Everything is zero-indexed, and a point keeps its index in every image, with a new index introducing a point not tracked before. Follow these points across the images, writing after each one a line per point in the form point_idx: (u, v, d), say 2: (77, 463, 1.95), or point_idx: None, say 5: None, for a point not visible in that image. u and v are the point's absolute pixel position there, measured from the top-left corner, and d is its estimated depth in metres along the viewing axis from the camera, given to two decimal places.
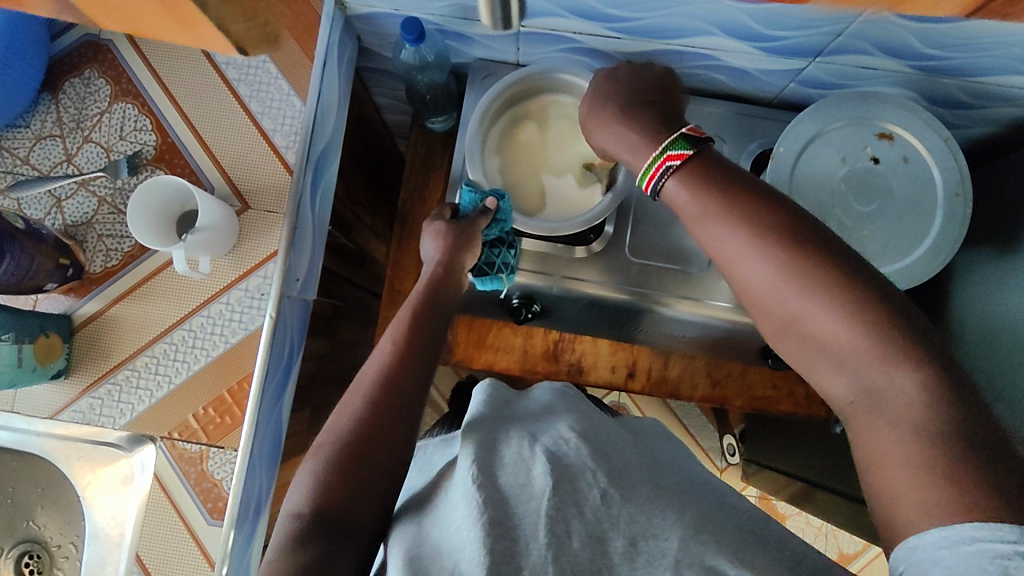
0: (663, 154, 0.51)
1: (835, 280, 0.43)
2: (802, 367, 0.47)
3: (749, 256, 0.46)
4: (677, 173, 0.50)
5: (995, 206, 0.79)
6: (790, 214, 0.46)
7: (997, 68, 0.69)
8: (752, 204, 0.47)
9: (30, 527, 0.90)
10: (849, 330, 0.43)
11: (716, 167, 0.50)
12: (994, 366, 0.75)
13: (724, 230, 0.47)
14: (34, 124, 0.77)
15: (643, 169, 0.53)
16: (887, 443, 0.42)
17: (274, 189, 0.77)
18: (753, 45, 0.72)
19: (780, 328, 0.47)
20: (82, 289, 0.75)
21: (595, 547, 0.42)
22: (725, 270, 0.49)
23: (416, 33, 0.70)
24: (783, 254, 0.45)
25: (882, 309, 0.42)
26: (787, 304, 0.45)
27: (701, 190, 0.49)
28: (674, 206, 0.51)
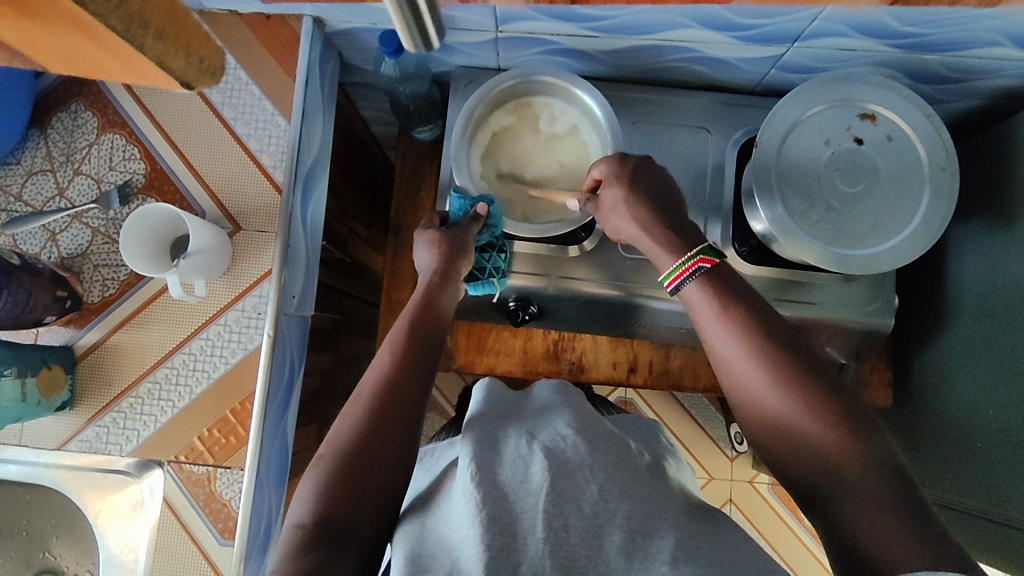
0: (696, 256, 0.59)
1: (812, 384, 0.51)
2: (773, 453, 0.53)
3: (742, 355, 0.54)
4: (701, 276, 0.59)
5: (984, 178, 0.79)
6: (780, 329, 0.55)
7: (977, 41, 0.68)
8: (750, 315, 0.55)
9: (47, 557, 0.91)
10: (820, 426, 0.49)
11: (729, 277, 0.59)
12: (993, 334, 0.75)
13: (726, 334, 0.55)
14: (24, 160, 0.78)
15: (669, 269, 0.61)
16: (856, 514, 0.46)
17: (265, 209, 0.77)
18: (731, 35, 0.72)
19: (760, 424, 0.53)
20: (81, 319, 0.76)
21: (591, 542, 0.42)
22: (721, 371, 0.56)
23: (394, 46, 0.70)
24: (775, 363, 0.52)
25: (847, 414, 0.49)
26: (770, 404, 0.52)
27: (718, 297, 0.57)
28: (692, 306, 0.59)
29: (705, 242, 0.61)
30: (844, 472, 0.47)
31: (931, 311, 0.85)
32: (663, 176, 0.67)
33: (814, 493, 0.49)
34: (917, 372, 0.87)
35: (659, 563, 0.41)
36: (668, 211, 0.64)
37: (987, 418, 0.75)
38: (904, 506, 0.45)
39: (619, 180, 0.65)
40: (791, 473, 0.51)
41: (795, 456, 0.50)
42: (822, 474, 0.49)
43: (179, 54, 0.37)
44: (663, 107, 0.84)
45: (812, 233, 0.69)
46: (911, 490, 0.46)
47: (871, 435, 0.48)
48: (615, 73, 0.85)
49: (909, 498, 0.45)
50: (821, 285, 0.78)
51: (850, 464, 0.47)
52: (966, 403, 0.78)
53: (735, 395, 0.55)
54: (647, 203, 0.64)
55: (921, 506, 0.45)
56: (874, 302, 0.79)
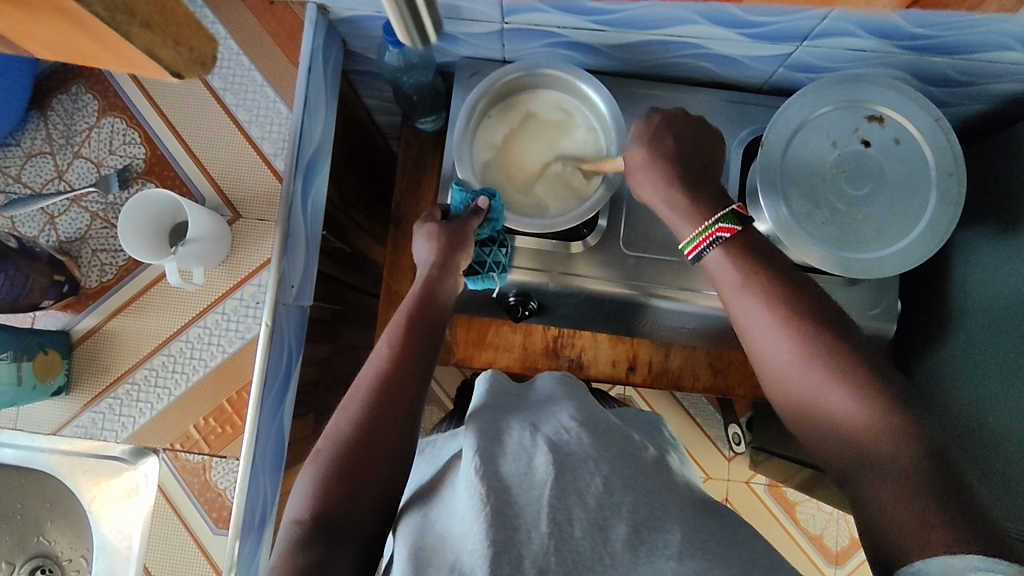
0: (714, 225, 0.59)
1: (842, 356, 0.50)
2: (796, 420, 0.53)
3: (765, 322, 0.54)
4: (724, 244, 0.58)
5: (991, 183, 0.78)
6: (809, 301, 0.54)
7: (989, 44, 0.68)
8: (777, 286, 0.55)
9: (41, 542, 0.90)
10: (848, 397, 0.49)
11: (758, 248, 0.58)
12: (998, 339, 0.74)
13: (749, 302, 0.55)
14: (24, 142, 0.77)
15: (689, 237, 0.61)
16: (881, 491, 0.46)
17: (264, 197, 0.77)
18: (738, 32, 0.71)
19: (786, 396, 0.53)
20: (79, 304, 0.76)
21: (597, 535, 0.41)
22: (747, 344, 0.56)
23: (398, 36, 0.70)
24: (800, 333, 0.52)
25: (879, 385, 0.49)
26: (795, 374, 0.52)
27: (742, 264, 0.57)
28: (714, 273, 0.59)
29: (729, 208, 0.61)
30: (873, 445, 0.47)
31: (933, 315, 0.84)
32: (687, 136, 0.65)
33: (840, 466, 0.49)
34: (919, 376, 0.87)
35: (666, 558, 0.41)
36: (693, 176, 0.63)
37: (990, 424, 0.74)
38: (935, 479, 0.44)
39: (642, 142, 0.64)
40: (816, 444, 0.51)
41: (822, 429, 0.51)
42: (846, 445, 0.49)
43: (167, 43, 0.39)
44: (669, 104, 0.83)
45: (816, 235, 0.68)
46: (946, 464, 0.45)
47: (905, 408, 0.48)
48: (621, 68, 0.84)
49: (939, 472, 0.44)
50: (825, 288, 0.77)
51: (876, 435, 0.47)
52: (970, 408, 0.78)
53: (758, 364, 0.55)
54: (671, 163, 0.63)
55: (953, 479, 0.44)
56: (877, 306, 0.79)
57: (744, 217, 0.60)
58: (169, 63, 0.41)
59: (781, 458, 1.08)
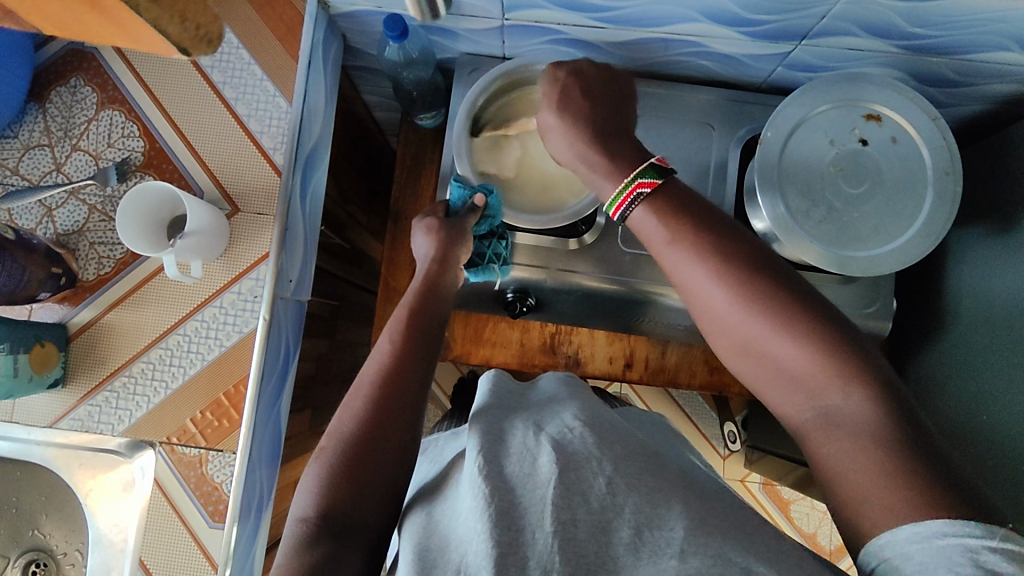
0: (634, 181, 0.54)
1: (786, 303, 0.48)
2: (752, 374, 0.52)
3: (702, 276, 0.51)
4: (647, 201, 0.53)
5: (988, 183, 0.79)
6: (749, 248, 0.51)
7: (986, 45, 0.68)
8: (714, 236, 0.51)
9: (36, 535, 0.90)
10: (798, 348, 0.47)
11: (685, 197, 0.54)
12: (991, 339, 0.75)
13: (684, 257, 0.51)
14: (22, 134, 0.77)
15: (611, 197, 0.56)
16: (845, 454, 0.45)
17: (264, 191, 0.77)
18: (738, 30, 0.72)
19: (735, 351, 0.51)
20: (76, 297, 0.75)
21: (601, 537, 0.42)
22: (689, 297, 0.53)
23: (398, 30, 0.70)
24: (743, 285, 0.49)
25: (828, 330, 0.47)
26: (744, 329, 0.50)
27: (671, 218, 0.52)
28: (641, 231, 0.55)
29: (647, 161, 0.55)
30: (830, 395, 0.47)
31: (928, 315, 0.85)
32: (604, 88, 0.61)
33: (799, 417, 0.49)
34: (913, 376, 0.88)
35: (668, 557, 0.41)
36: (612, 131, 0.58)
37: (984, 424, 0.75)
38: (899, 435, 0.44)
39: (551, 105, 0.60)
40: (776, 399, 0.51)
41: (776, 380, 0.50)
42: (807, 400, 0.48)
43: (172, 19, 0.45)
44: (668, 102, 0.83)
45: (814, 234, 0.69)
46: (907, 415, 0.45)
47: (856, 352, 0.47)
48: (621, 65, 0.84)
49: (900, 426, 0.44)
50: (822, 287, 0.78)
51: (833, 388, 0.46)
52: (964, 407, 0.78)
53: (705, 320, 0.53)
54: (584, 123, 0.58)
55: (916, 433, 0.44)
56: (873, 304, 0.79)
57: (664, 169, 0.54)
58: (175, 39, 0.47)
59: (776, 456, 1.08)
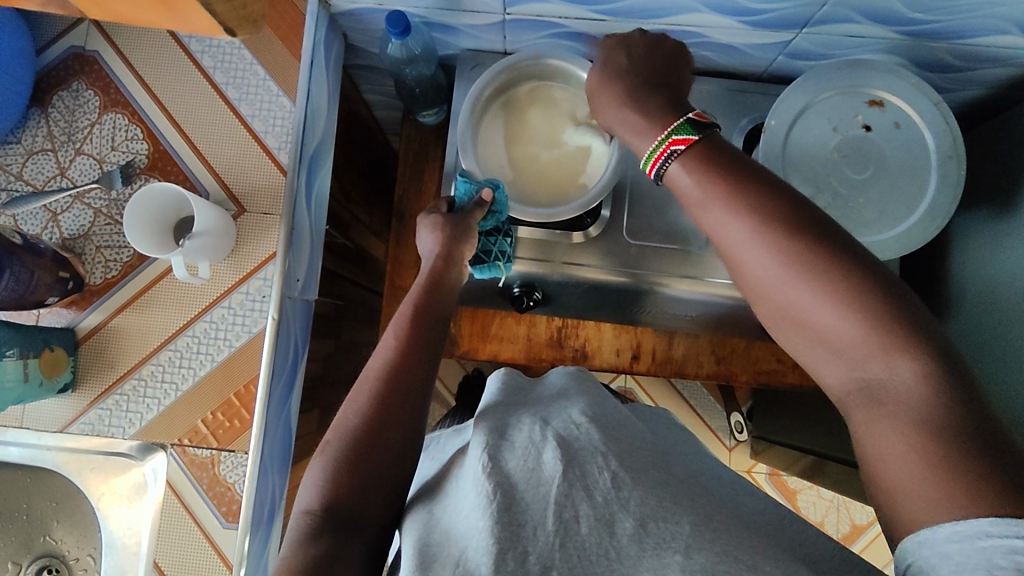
0: (668, 138, 0.51)
1: (832, 263, 0.44)
2: (793, 345, 0.48)
3: (744, 238, 0.47)
4: (682, 157, 0.50)
5: (989, 167, 0.79)
6: (791, 203, 0.46)
7: (984, 28, 0.69)
8: (757, 192, 0.47)
9: (47, 541, 0.90)
10: (840, 315, 0.43)
11: (723, 152, 0.50)
12: (996, 321, 0.76)
13: (724, 215, 0.48)
14: (25, 139, 0.76)
15: (648, 152, 0.53)
16: (888, 433, 0.42)
17: (269, 192, 0.77)
18: (739, 20, 0.72)
19: (774, 318, 0.48)
20: (83, 301, 0.75)
21: (603, 530, 0.41)
22: (725, 257, 0.49)
23: (400, 27, 0.70)
24: (788, 247, 0.45)
25: (878, 293, 0.43)
26: (786, 296, 0.46)
27: (708, 175, 0.49)
28: (678, 189, 0.51)
29: (684, 116, 0.52)
30: (875, 367, 0.43)
31: (933, 299, 0.85)
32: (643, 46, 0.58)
33: (838, 389, 0.46)
34: None
35: (672, 552, 0.40)
36: (646, 85, 0.56)
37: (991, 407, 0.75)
38: (948, 412, 0.40)
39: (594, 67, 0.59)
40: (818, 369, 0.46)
41: (812, 349, 0.46)
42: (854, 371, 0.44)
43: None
44: None
45: None
46: (960, 389, 0.40)
47: (907, 317, 0.42)
48: None
49: (951, 402, 0.40)
50: None
51: (880, 357, 0.42)
52: None
53: (746, 286, 0.49)
54: (625, 80, 0.56)
55: (968, 408, 0.40)
56: None
57: (702, 124, 0.51)
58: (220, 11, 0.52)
59: (782, 445, 1.09)
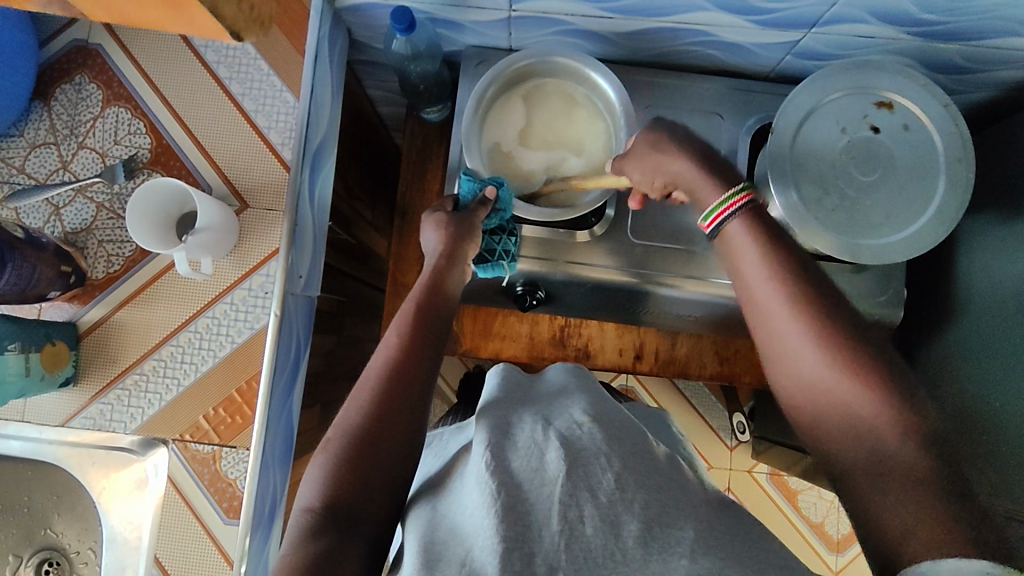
0: (737, 192, 0.56)
1: (858, 345, 0.49)
2: (803, 411, 0.51)
3: (779, 306, 0.51)
4: (745, 220, 0.55)
5: (997, 170, 0.79)
6: (823, 286, 0.52)
7: (995, 30, 0.68)
8: (800, 269, 0.52)
9: (48, 534, 0.90)
10: (862, 386, 0.48)
11: (776, 227, 0.55)
12: (1000, 327, 0.75)
13: (768, 283, 0.52)
14: (28, 132, 0.76)
15: (709, 207, 0.57)
16: (892, 494, 0.45)
17: (272, 187, 0.76)
18: (747, 19, 0.71)
19: (794, 381, 0.51)
20: (85, 296, 0.75)
21: (608, 532, 0.41)
22: (756, 317, 0.53)
23: (406, 23, 0.69)
24: (821, 321, 0.49)
25: (893, 378, 0.48)
26: (809, 364, 0.50)
27: (763, 245, 0.54)
28: (731, 248, 0.56)
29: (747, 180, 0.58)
30: (884, 439, 0.46)
31: (938, 302, 0.85)
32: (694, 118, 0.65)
33: (839, 455, 0.48)
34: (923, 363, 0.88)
35: (677, 556, 0.40)
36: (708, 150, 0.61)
37: (994, 412, 0.75)
38: (942, 484, 0.44)
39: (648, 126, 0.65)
40: (823, 438, 0.49)
41: (827, 413, 0.49)
42: (862, 441, 0.47)
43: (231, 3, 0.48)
44: (676, 92, 0.83)
45: (826, 222, 0.68)
46: (949, 467, 0.45)
47: (915, 405, 0.47)
48: (629, 56, 0.84)
49: (944, 476, 0.45)
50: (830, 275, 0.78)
51: (888, 430, 0.46)
52: (976, 396, 0.78)
53: (771, 351, 0.52)
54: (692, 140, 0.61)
55: (957, 482, 0.45)
56: (882, 293, 0.79)
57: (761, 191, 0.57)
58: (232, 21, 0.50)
59: (784, 446, 1.09)
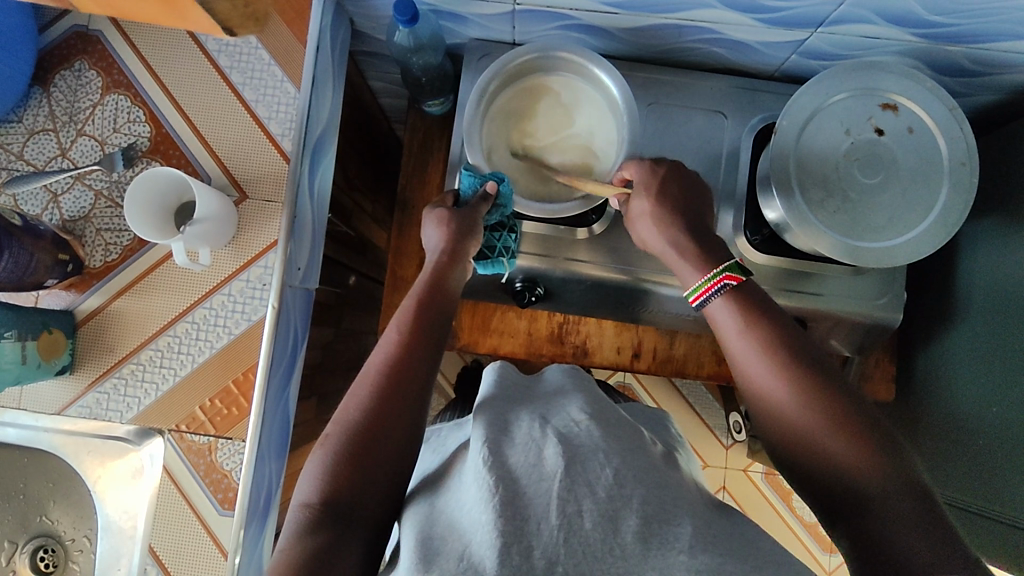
0: (722, 273, 0.60)
1: (837, 400, 0.51)
2: (793, 467, 0.52)
3: (763, 368, 0.54)
4: (727, 291, 0.59)
5: (1001, 174, 0.78)
6: (803, 346, 0.54)
7: (1004, 33, 0.67)
8: (781, 333, 0.55)
9: (44, 521, 0.90)
10: (842, 440, 0.49)
11: (759, 295, 0.59)
12: (1000, 330, 0.75)
13: (750, 348, 0.55)
14: (26, 118, 0.76)
15: (695, 284, 0.61)
16: (884, 532, 0.45)
17: (271, 178, 0.76)
18: (753, 17, 0.70)
19: (780, 438, 0.53)
20: (83, 284, 0.75)
21: (607, 526, 0.40)
22: (744, 385, 0.56)
23: (409, 15, 0.68)
24: (799, 379, 0.52)
25: (873, 432, 0.49)
26: (793, 421, 0.52)
27: (743, 311, 0.57)
28: (715, 319, 0.59)
29: (733, 258, 0.61)
30: (866, 492, 0.47)
31: (939, 306, 0.85)
32: (688, 182, 0.68)
33: (829, 503, 0.49)
34: (921, 366, 0.88)
35: (676, 552, 0.40)
36: (695, 224, 0.65)
37: (993, 416, 0.75)
38: (931, 523, 0.45)
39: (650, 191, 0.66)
40: (814, 490, 0.51)
41: (816, 471, 0.50)
42: (848, 491, 0.48)
43: None
44: (680, 90, 0.82)
45: (827, 224, 0.68)
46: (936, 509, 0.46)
47: (895, 456, 0.48)
48: (633, 52, 0.83)
49: (930, 516, 0.46)
50: (830, 276, 0.78)
51: (874, 477, 0.47)
52: (974, 400, 0.78)
53: (758, 412, 0.55)
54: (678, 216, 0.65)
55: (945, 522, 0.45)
56: (882, 296, 0.79)
57: (747, 269, 0.61)
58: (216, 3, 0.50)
59: None
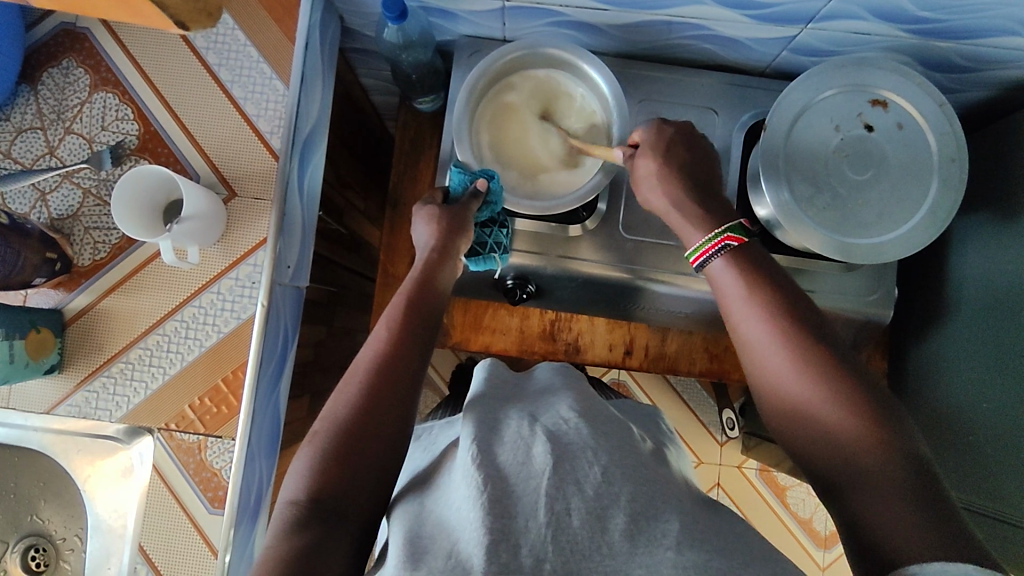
0: (723, 233, 0.60)
1: (833, 367, 0.51)
2: (787, 430, 0.53)
3: (762, 332, 0.54)
4: (728, 253, 0.59)
5: (992, 170, 0.78)
6: (807, 315, 0.55)
7: (993, 29, 0.67)
8: (779, 300, 0.55)
9: (35, 521, 0.90)
10: (837, 407, 0.50)
11: (761, 263, 0.58)
12: (997, 331, 0.74)
13: (750, 313, 0.55)
14: (14, 116, 0.75)
15: (696, 244, 0.61)
16: (874, 504, 0.46)
17: (260, 176, 0.76)
18: (743, 13, 0.70)
19: (776, 400, 0.54)
20: (71, 283, 0.75)
21: (595, 525, 0.40)
22: (744, 351, 0.56)
23: (397, 11, 0.68)
24: (798, 344, 0.52)
25: (869, 400, 0.49)
26: (790, 385, 0.52)
27: (745, 275, 0.57)
28: (717, 282, 0.60)
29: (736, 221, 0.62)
30: (855, 457, 0.48)
31: (930, 303, 0.85)
32: (695, 150, 0.67)
33: (819, 467, 0.51)
34: (914, 363, 0.88)
35: (664, 548, 0.40)
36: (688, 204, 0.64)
37: (986, 413, 0.75)
38: (918, 493, 0.45)
39: (655, 152, 0.65)
40: (806, 453, 0.52)
41: (808, 436, 0.51)
42: (837, 457, 0.49)
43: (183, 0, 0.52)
44: (671, 86, 0.82)
45: (817, 220, 0.68)
46: (928, 479, 0.46)
47: (892, 425, 0.49)
48: (624, 49, 0.83)
49: (921, 486, 0.46)
50: (823, 273, 0.78)
51: (864, 444, 0.48)
52: (970, 397, 0.78)
53: (756, 376, 0.55)
54: (678, 175, 0.64)
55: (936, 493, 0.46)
56: (874, 293, 0.79)
57: (748, 231, 0.61)
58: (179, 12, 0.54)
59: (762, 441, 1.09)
